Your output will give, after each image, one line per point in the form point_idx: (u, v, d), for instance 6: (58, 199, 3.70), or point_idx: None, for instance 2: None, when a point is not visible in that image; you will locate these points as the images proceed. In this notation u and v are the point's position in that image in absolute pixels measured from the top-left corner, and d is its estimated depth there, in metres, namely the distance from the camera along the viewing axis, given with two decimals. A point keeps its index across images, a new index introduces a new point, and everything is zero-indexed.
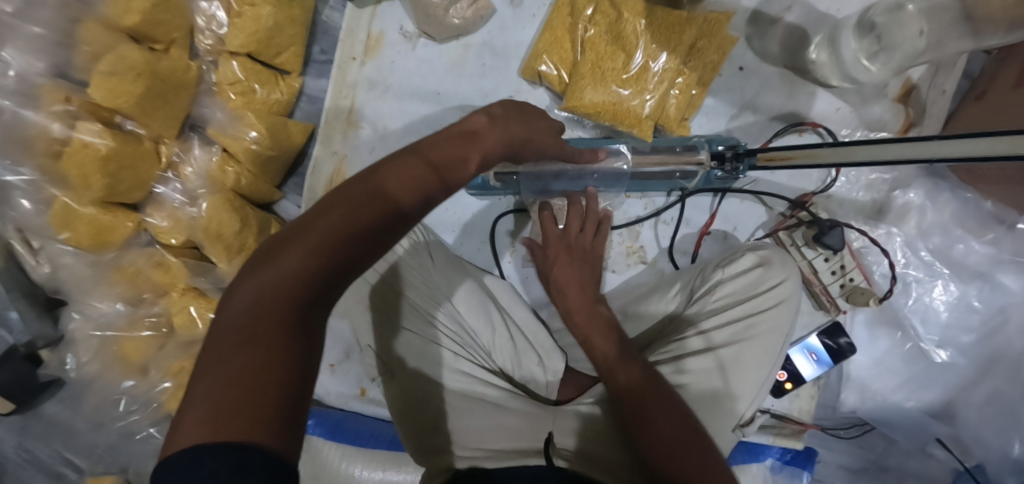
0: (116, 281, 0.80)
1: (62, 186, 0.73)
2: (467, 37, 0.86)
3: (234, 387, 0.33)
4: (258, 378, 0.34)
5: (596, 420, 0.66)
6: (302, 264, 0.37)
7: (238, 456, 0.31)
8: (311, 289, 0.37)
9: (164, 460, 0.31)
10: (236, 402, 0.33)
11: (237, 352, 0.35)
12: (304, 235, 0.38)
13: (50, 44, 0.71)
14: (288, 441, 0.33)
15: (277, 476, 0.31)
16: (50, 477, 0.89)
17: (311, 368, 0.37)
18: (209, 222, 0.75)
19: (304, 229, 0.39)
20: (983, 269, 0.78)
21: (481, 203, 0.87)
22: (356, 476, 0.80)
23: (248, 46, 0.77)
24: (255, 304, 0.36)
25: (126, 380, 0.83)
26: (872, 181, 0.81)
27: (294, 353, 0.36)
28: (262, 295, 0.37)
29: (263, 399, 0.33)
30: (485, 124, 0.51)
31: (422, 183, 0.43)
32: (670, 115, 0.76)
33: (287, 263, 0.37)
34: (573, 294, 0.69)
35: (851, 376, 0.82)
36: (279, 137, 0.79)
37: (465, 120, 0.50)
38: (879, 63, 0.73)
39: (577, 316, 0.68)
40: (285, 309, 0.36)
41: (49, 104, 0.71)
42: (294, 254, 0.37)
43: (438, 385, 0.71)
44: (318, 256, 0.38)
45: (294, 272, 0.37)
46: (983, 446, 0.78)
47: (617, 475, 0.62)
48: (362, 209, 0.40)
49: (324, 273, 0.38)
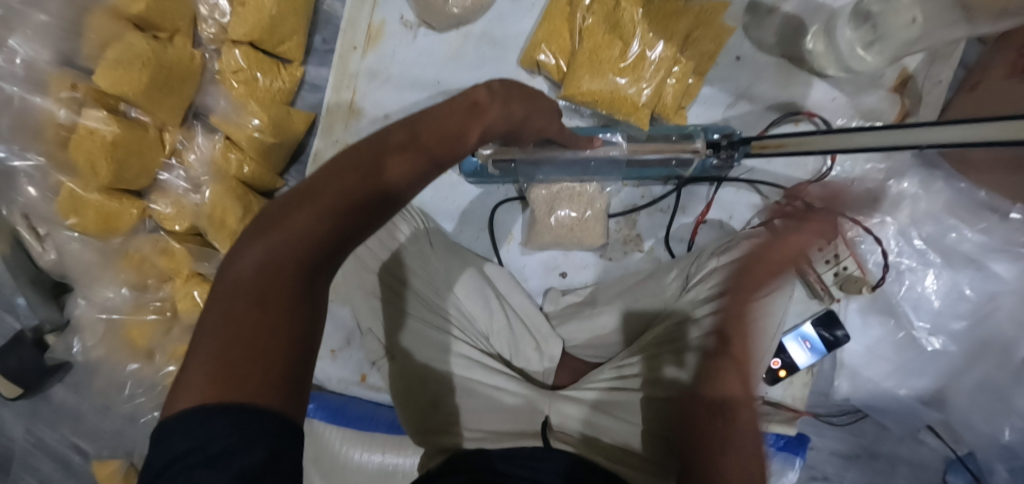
0: (122, 268, 0.81)
1: (70, 173, 0.75)
2: (467, 27, 0.87)
3: (241, 349, 0.35)
4: (267, 343, 0.36)
5: (602, 406, 0.69)
6: (310, 230, 0.38)
7: (251, 419, 0.33)
8: (317, 254, 0.39)
9: (173, 416, 0.34)
10: (245, 363, 0.35)
11: (247, 314, 0.36)
12: (311, 200, 0.39)
13: (57, 32, 0.73)
14: (293, 402, 0.36)
15: (287, 434, 0.35)
16: (58, 460, 0.91)
17: (316, 330, 0.39)
18: (212, 208, 0.78)
19: (311, 194, 0.40)
20: (974, 255, 0.79)
21: (478, 191, 0.88)
22: (356, 459, 0.81)
23: (252, 35, 0.78)
24: (262, 268, 0.37)
25: (132, 364, 0.85)
26: (866, 171, 0.83)
27: (302, 316, 0.38)
28: (269, 259, 0.38)
29: (274, 364, 0.35)
30: (487, 97, 0.51)
31: (427, 156, 0.44)
32: (666, 102, 0.77)
33: (294, 226, 0.38)
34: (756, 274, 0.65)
35: (845, 363, 0.82)
36: (282, 125, 0.81)
37: (468, 91, 0.51)
38: (874, 53, 0.74)
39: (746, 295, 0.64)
40: (292, 272, 0.38)
41: (57, 91, 0.72)
42: (301, 220, 0.38)
43: (439, 367, 0.72)
44: (325, 224, 0.39)
45: (303, 237, 0.38)
46: (972, 432, 0.79)
47: (620, 458, 0.65)
48: (370, 178, 0.41)
49: (332, 239, 0.39)
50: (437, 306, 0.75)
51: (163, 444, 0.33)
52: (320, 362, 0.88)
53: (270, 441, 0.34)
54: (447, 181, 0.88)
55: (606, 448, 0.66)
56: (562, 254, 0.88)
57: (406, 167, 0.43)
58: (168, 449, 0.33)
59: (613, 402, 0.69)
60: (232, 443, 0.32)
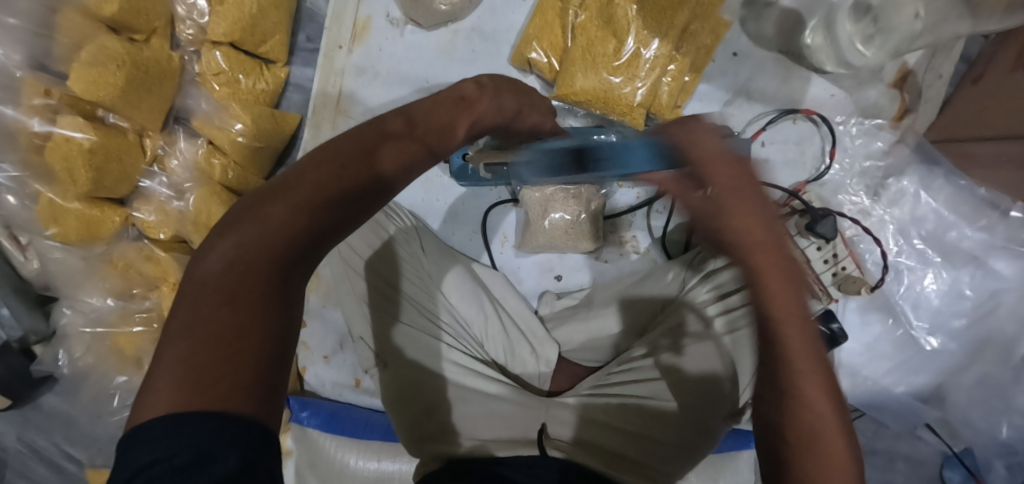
0: (107, 275, 0.80)
1: (46, 182, 0.73)
2: (456, 23, 0.84)
3: (209, 351, 0.33)
4: (238, 346, 0.34)
5: (595, 411, 0.68)
6: (288, 223, 0.37)
7: (223, 426, 0.32)
8: (294, 249, 0.37)
9: (140, 424, 0.32)
10: (217, 365, 0.33)
11: (217, 314, 0.34)
12: (290, 193, 0.38)
13: (28, 35, 0.69)
14: (268, 405, 0.35)
15: (260, 441, 0.33)
16: (51, 468, 0.89)
17: (291, 331, 0.37)
18: (199, 215, 0.76)
19: (289, 186, 0.38)
20: (976, 253, 0.78)
21: (469, 192, 0.86)
22: (351, 465, 0.80)
23: (231, 34, 0.75)
24: (232, 265, 0.36)
25: (120, 376, 0.83)
26: (866, 168, 0.80)
27: (277, 315, 0.36)
28: (239, 256, 0.36)
29: (245, 366, 0.34)
30: (475, 91, 0.50)
31: (412, 149, 0.43)
32: (661, 101, 0.74)
33: (271, 218, 0.37)
34: (772, 285, 0.39)
35: (843, 362, 0.82)
36: (267, 127, 0.78)
37: (455, 86, 0.50)
38: (874, 48, 0.72)
39: (792, 333, 0.39)
40: (266, 267, 0.36)
41: (29, 98, 0.70)
42: (279, 213, 0.37)
43: (429, 364, 0.70)
44: (304, 217, 0.37)
45: (277, 231, 0.37)
46: (971, 428, 0.79)
47: (614, 463, 0.63)
48: (351, 170, 0.39)
49: (311, 232, 0.38)
50: (431, 313, 0.73)
51: (129, 452, 0.32)
52: (313, 366, 0.87)
53: (243, 450, 0.32)
54: (437, 183, 0.87)
55: (601, 447, 0.64)
56: (557, 255, 0.86)
57: (393, 160, 0.42)
58: (133, 460, 0.31)
59: (595, 407, 0.68)
60: (205, 450, 0.31)
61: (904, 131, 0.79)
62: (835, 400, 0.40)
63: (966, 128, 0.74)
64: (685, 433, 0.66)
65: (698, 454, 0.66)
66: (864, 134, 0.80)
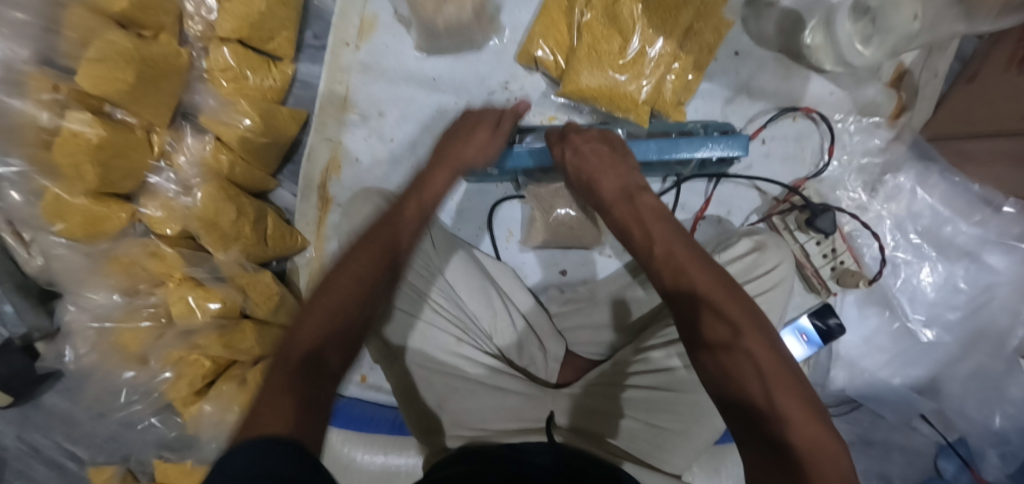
0: (111, 272, 0.79)
1: (52, 177, 0.71)
2: (470, 42, 0.84)
3: (259, 412, 0.43)
4: (277, 408, 0.43)
5: (590, 399, 0.69)
6: (313, 332, 0.50)
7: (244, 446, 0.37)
8: (315, 348, 0.49)
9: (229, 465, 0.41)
10: (262, 416, 0.42)
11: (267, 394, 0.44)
12: (324, 294, 0.53)
13: (37, 30, 0.68)
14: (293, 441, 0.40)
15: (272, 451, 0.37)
16: (51, 467, 0.91)
17: (322, 402, 0.46)
18: (204, 211, 0.74)
19: (321, 291, 0.54)
20: (970, 248, 0.80)
21: (477, 188, 0.87)
22: (357, 460, 0.80)
23: (239, 31, 0.75)
24: (285, 356, 0.48)
25: (126, 371, 0.82)
26: (864, 164, 0.82)
27: (311, 393, 0.46)
28: (299, 334, 0.50)
29: (288, 419, 0.42)
30: (476, 139, 0.70)
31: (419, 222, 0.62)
32: (666, 98, 0.76)
33: (302, 330, 0.50)
34: (636, 228, 0.58)
35: (840, 354, 0.83)
36: (271, 123, 0.79)
37: (459, 147, 0.70)
38: (872, 47, 0.74)
39: (684, 263, 0.52)
40: (298, 364, 0.47)
41: (36, 92, 0.68)
42: (308, 323, 0.51)
43: (436, 355, 0.72)
44: (327, 323, 0.51)
45: (328, 295, 0.53)
46: (965, 419, 0.81)
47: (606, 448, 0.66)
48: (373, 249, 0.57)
49: (332, 330, 0.51)
50: (438, 306, 0.73)
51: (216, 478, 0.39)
52: None
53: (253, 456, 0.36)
54: None
55: (591, 435, 0.67)
56: (561, 251, 0.88)
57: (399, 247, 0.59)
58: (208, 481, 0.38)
59: (591, 394, 0.70)
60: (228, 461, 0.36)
61: (900, 128, 0.81)
62: (742, 299, 0.49)
63: (961, 128, 0.76)
64: (682, 419, 0.67)
65: (696, 442, 0.67)
66: (862, 131, 0.82)
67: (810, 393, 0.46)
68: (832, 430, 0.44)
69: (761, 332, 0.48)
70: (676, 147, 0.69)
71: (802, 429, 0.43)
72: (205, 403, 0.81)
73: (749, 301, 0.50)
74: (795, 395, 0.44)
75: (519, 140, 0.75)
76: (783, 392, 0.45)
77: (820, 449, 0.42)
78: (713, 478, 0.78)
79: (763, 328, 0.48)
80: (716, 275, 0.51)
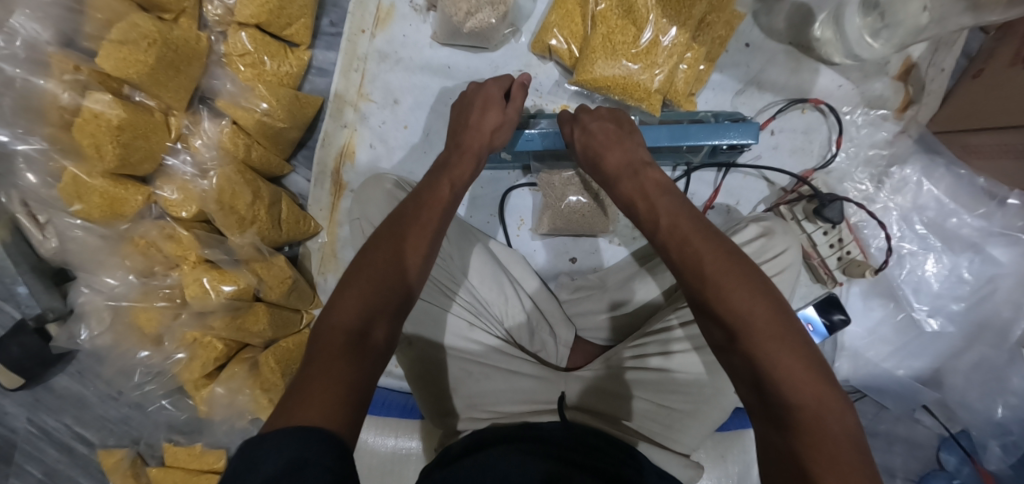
0: (128, 254, 0.79)
1: (73, 157, 0.72)
2: (485, 52, 0.87)
3: (295, 390, 0.44)
4: (315, 384, 0.44)
5: (603, 381, 0.71)
6: (347, 314, 0.50)
7: (288, 433, 0.40)
8: (352, 330, 0.49)
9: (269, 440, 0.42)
10: (299, 395, 0.43)
11: (305, 372, 0.46)
12: (353, 280, 0.54)
13: (61, 12, 0.70)
14: (336, 421, 0.42)
15: (308, 441, 0.40)
16: (61, 450, 0.92)
17: (368, 379, 0.47)
18: (221, 194, 0.74)
19: (348, 279, 0.54)
20: (975, 240, 0.81)
21: (490, 174, 0.88)
22: (368, 442, 0.81)
23: (258, 17, 0.76)
24: (320, 334, 0.49)
25: (141, 350, 0.83)
26: (870, 156, 0.84)
27: (354, 372, 0.46)
28: (330, 313, 0.51)
29: (332, 400, 0.43)
30: (498, 116, 0.69)
31: (445, 199, 0.63)
32: (678, 88, 0.78)
33: (335, 316, 0.51)
34: (641, 208, 0.59)
35: (845, 345, 0.85)
36: (290, 108, 0.81)
37: (482, 124, 0.69)
38: (881, 40, 0.75)
39: (694, 240, 0.53)
40: (338, 347, 0.48)
41: (59, 74, 0.69)
42: (341, 308, 0.51)
43: (449, 340, 0.72)
44: (360, 304, 0.51)
45: (356, 271, 0.54)
46: (968, 411, 0.82)
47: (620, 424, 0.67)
48: (395, 224, 0.59)
49: (366, 308, 0.51)
50: (451, 292, 0.73)
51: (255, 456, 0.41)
52: None
53: (290, 454, 0.38)
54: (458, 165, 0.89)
55: (605, 415, 0.68)
56: (571, 239, 0.89)
57: (425, 226, 0.59)
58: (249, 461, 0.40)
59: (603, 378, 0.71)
60: (269, 452, 0.38)
61: (907, 122, 0.83)
62: (750, 276, 0.50)
63: (970, 120, 0.77)
64: (692, 400, 0.68)
65: (705, 421, 0.68)
66: (869, 124, 0.83)
67: (814, 355, 0.47)
68: (835, 389, 0.46)
69: (764, 299, 0.49)
70: (689, 136, 0.70)
71: (807, 398, 0.45)
72: (216, 385, 0.82)
73: (751, 269, 0.51)
74: (799, 361, 0.46)
75: (533, 124, 0.76)
76: (791, 366, 0.46)
77: (825, 412, 0.44)
78: (719, 466, 0.80)
79: (773, 301, 0.49)
80: (722, 247, 0.52)
